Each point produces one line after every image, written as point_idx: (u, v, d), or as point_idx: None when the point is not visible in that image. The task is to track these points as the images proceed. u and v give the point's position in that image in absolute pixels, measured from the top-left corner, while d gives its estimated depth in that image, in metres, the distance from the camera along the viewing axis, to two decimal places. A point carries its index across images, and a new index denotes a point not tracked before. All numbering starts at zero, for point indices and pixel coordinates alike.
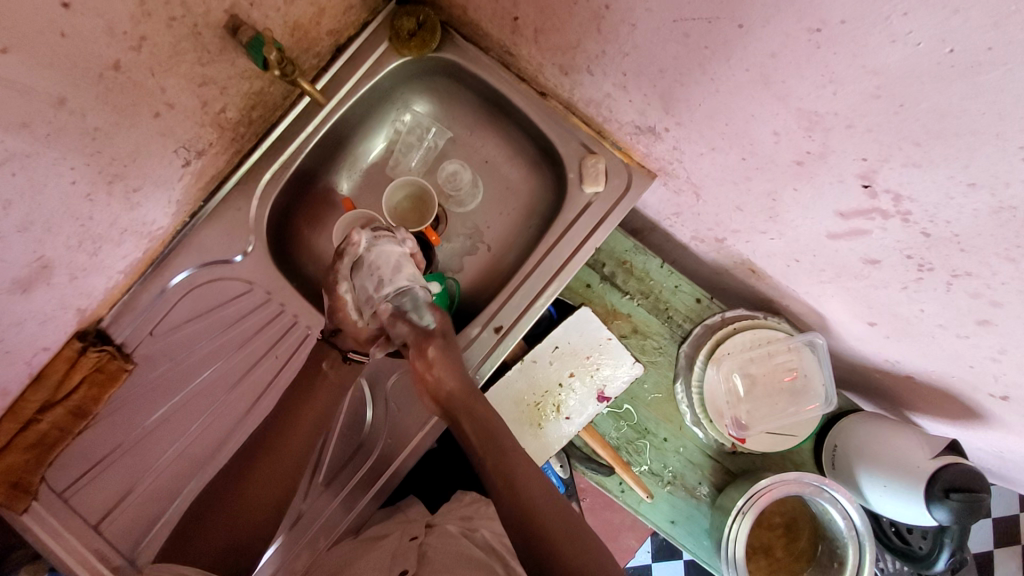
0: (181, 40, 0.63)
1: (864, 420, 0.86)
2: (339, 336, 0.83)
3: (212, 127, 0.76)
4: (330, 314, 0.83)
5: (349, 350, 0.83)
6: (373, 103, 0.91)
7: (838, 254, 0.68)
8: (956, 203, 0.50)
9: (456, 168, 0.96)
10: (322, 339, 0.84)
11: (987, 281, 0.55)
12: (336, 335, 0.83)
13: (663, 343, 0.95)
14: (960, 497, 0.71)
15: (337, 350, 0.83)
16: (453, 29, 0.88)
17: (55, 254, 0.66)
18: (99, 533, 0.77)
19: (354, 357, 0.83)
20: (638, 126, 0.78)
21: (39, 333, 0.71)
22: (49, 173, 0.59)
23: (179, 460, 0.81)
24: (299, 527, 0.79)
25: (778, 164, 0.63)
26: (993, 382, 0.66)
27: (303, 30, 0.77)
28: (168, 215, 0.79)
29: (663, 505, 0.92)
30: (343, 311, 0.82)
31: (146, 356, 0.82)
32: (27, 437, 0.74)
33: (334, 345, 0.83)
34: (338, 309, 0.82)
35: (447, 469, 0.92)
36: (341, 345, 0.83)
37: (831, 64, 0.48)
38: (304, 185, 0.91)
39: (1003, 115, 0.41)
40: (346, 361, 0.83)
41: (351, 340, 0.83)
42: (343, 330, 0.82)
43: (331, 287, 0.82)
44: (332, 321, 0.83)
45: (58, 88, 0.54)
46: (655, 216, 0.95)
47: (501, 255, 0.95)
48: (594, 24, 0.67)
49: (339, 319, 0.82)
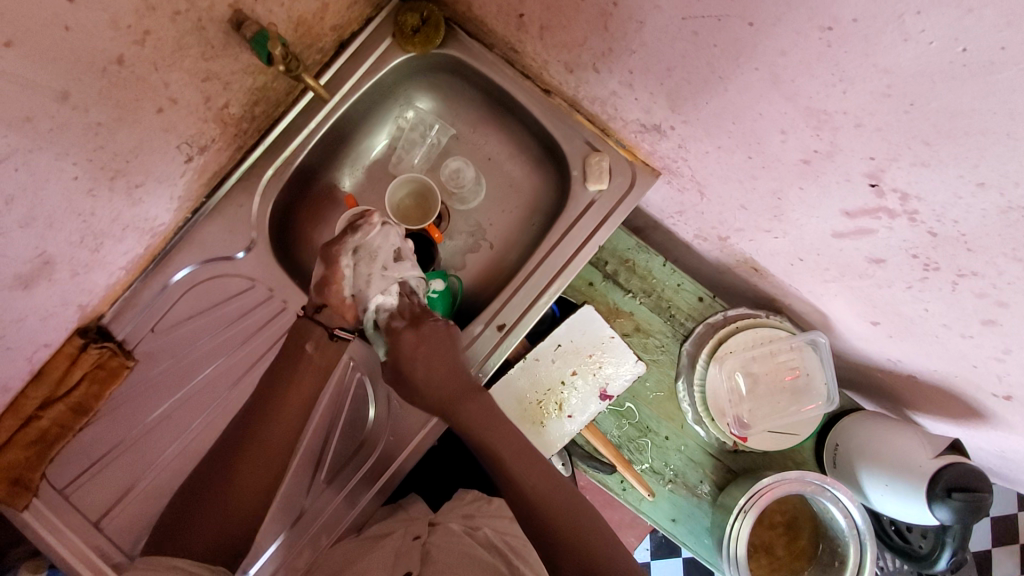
0: (185, 35, 0.63)
1: (865, 419, 0.87)
2: (325, 312, 0.79)
3: (215, 122, 0.76)
4: (317, 289, 0.78)
5: (336, 327, 0.79)
6: (376, 100, 0.91)
7: (842, 253, 0.68)
8: (963, 203, 0.50)
9: (459, 165, 0.95)
10: (304, 316, 0.79)
11: (993, 281, 0.55)
12: (320, 312, 0.79)
13: (665, 342, 0.95)
14: (963, 496, 0.71)
15: (322, 328, 0.79)
16: (457, 26, 0.88)
17: (57, 250, 0.65)
18: (99, 530, 0.77)
19: (340, 335, 0.79)
20: (643, 124, 0.78)
21: (40, 329, 0.71)
22: (52, 168, 0.58)
23: (180, 458, 0.80)
24: (301, 525, 0.80)
25: (784, 163, 0.63)
26: (996, 382, 0.66)
27: (306, 26, 0.76)
28: (170, 210, 0.79)
29: (664, 504, 0.92)
30: (336, 287, 0.77)
31: (147, 353, 0.82)
32: (28, 434, 0.74)
33: (318, 322, 0.79)
34: (332, 282, 0.77)
35: (448, 466, 0.92)
36: (325, 322, 0.79)
37: (841, 64, 0.48)
38: (307, 182, 0.90)
39: (1014, 115, 0.41)
40: (331, 338, 0.79)
41: (338, 318, 0.79)
42: (330, 306, 0.78)
43: (330, 258, 0.77)
44: (319, 298, 0.78)
45: (62, 82, 0.54)
46: (658, 214, 0.95)
47: (504, 253, 0.95)
48: (600, 21, 0.66)
49: (328, 295, 0.78)
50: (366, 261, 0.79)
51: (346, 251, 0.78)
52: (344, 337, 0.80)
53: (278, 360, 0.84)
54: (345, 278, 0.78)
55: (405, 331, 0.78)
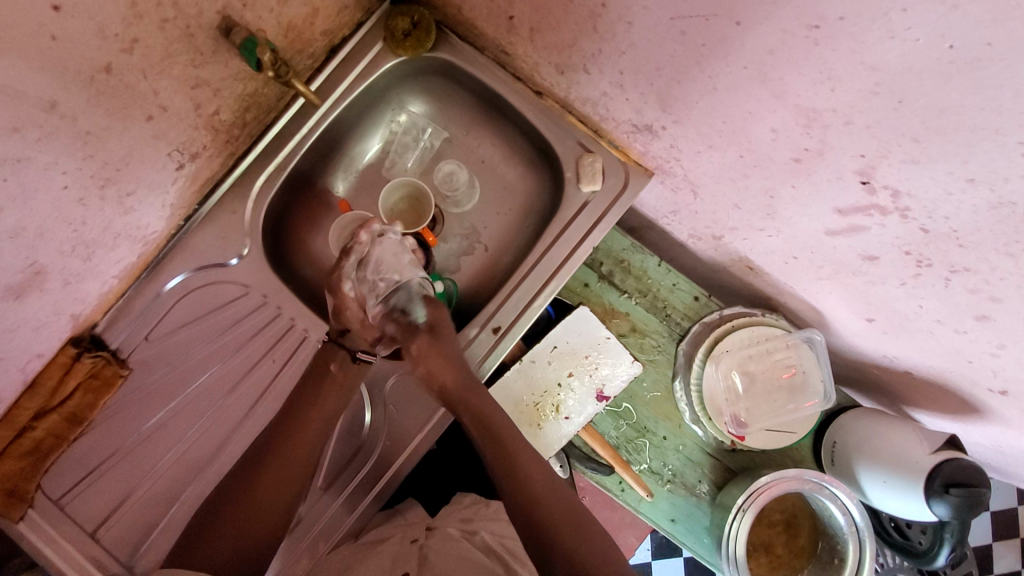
0: (173, 42, 0.62)
1: (861, 416, 0.87)
2: (349, 335, 0.80)
3: (205, 129, 0.75)
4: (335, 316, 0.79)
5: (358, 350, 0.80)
6: (368, 104, 0.91)
7: (836, 250, 0.68)
8: (954, 199, 0.50)
9: (452, 168, 0.95)
10: (330, 342, 0.80)
11: (987, 276, 0.55)
12: (345, 335, 0.80)
13: (661, 342, 0.95)
14: (961, 492, 0.71)
15: (346, 352, 0.80)
16: (448, 28, 0.88)
17: (48, 260, 0.65)
18: (97, 541, 0.76)
19: (362, 356, 0.80)
20: (635, 125, 0.78)
21: (32, 339, 0.70)
22: (42, 178, 0.58)
23: (176, 467, 0.80)
24: (298, 531, 0.79)
25: (775, 161, 0.63)
26: (991, 377, 0.66)
27: (296, 31, 0.76)
28: (162, 218, 0.79)
29: (663, 504, 0.92)
30: (348, 308, 0.78)
31: (141, 361, 0.81)
32: (22, 445, 0.73)
33: (342, 346, 0.80)
34: (345, 307, 0.78)
35: (447, 470, 0.92)
36: (351, 346, 0.80)
37: (829, 62, 0.48)
38: (300, 188, 0.90)
39: (1002, 110, 0.41)
40: (354, 361, 0.79)
41: (360, 339, 0.80)
42: (352, 330, 0.79)
43: (335, 286, 0.79)
44: (339, 324, 0.79)
45: (49, 92, 0.54)
46: (652, 213, 0.95)
47: (498, 255, 0.95)
48: (590, 22, 0.66)
49: (346, 319, 0.79)
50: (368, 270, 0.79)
51: (347, 274, 0.78)
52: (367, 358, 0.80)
53: (273, 366, 0.84)
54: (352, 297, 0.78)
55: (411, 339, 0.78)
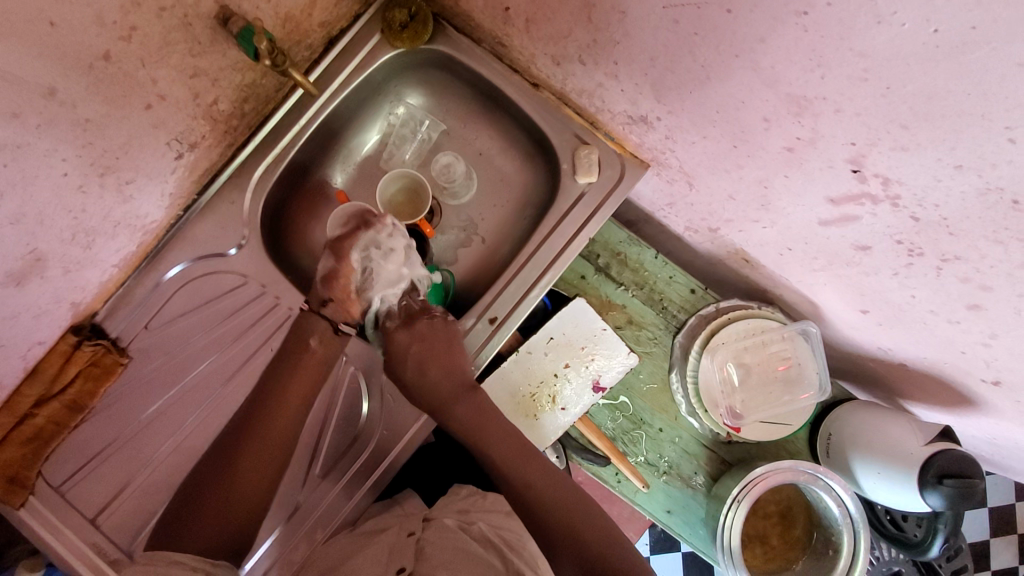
0: (171, 31, 0.63)
1: (856, 408, 0.87)
2: (330, 307, 0.81)
3: (204, 119, 0.76)
4: (324, 281, 0.81)
5: (340, 322, 0.82)
6: (366, 96, 0.91)
7: (829, 241, 0.69)
8: (943, 185, 0.50)
9: (450, 160, 0.96)
10: (310, 310, 0.81)
11: (977, 264, 0.55)
12: (326, 306, 0.81)
13: (658, 334, 0.95)
14: (954, 483, 0.72)
15: (326, 322, 0.81)
16: (445, 20, 0.88)
17: (48, 247, 0.66)
18: (96, 527, 0.77)
19: (344, 329, 0.82)
20: (631, 116, 0.78)
21: (33, 327, 0.71)
22: (41, 164, 0.59)
23: (175, 454, 0.81)
24: (296, 519, 0.79)
25: (768, 151, 0.64)
26: (984, 367, 0.67)
27: (294, 22, 0.77)
28: (161, 208, 0.79)
29: (659, 495, 0.92)
30: (343, 279, 0.81)
31: (141, 350, 0.82)
32: (23, 432, 0.74)
33: (322, 316, 0.81)
34: (340, 275, 0.80)
35: (444, 461, 0.93)
36: (331, 317, 0.81)
37: (819, 49, 0.49)
38: (299, 180, 0.91)
39: (987, 95, 0.41)
40: (337, 333, 0.82)
41: (343, 312, 0.82)
42: (335, 299, 0.81)
43: (341, 253, 0.81)
44: (325, 291, 0.81)
45: (49, 78, 0.54)
46: (649, 206, 0.95)
47: (496, 247, 0.95)
48: (584, 12, 0.66)
49: (333, 287, 0.80)
50: (378, 255, 0.82)
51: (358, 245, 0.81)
52: (348, 330, 0.82)
53: (271, 354, 0.85)
54: (354, 269, 0.81)
55: (398, 331, 0.82)
